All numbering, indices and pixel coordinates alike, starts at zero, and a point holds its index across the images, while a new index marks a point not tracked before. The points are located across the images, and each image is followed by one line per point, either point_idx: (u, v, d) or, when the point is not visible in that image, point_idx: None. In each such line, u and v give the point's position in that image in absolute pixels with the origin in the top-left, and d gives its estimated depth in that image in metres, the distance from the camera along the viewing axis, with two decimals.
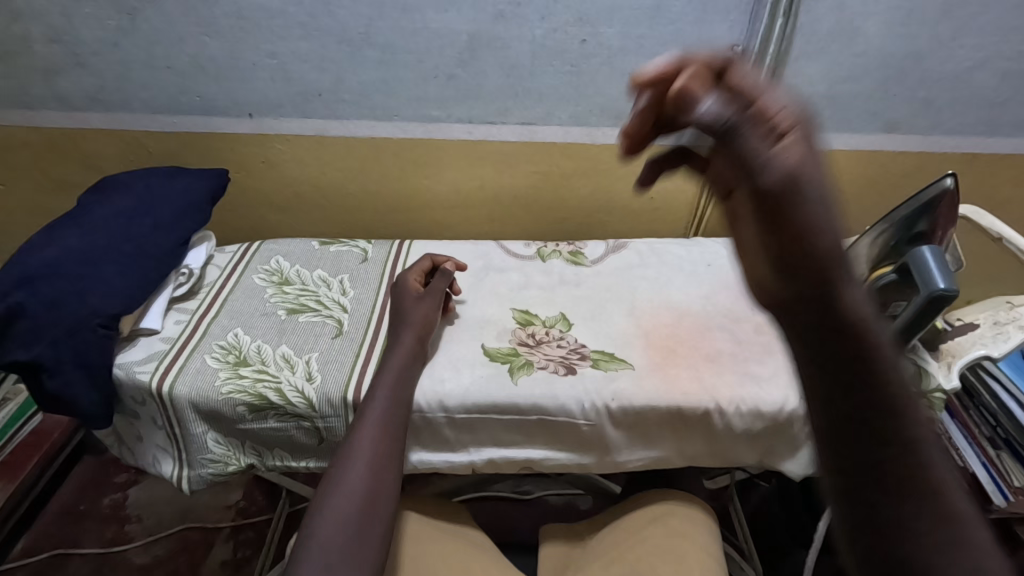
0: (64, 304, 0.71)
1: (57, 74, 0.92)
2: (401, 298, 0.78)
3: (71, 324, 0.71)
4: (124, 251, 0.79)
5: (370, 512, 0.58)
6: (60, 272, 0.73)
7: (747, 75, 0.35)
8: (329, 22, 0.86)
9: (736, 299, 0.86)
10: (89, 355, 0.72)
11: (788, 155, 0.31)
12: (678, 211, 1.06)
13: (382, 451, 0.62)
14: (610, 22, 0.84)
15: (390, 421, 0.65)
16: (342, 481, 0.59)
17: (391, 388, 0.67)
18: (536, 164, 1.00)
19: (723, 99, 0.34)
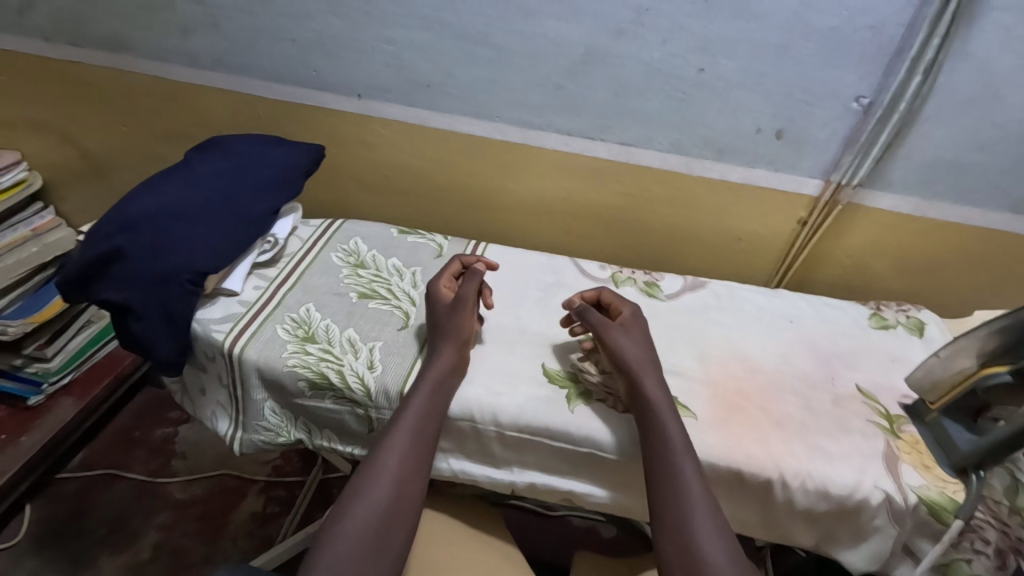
0: (160, 255, 0.75)
1: (190, 33, 0.98)
2: (447, 308, 0.76)
3: (164, 274, 0.74)
4: (221, 212, 0.82)
5: (389, 525, 0.59)
6: (161, 224, 0.77)
7: (623, 348, 0.70)
8: (450, 18, 0.86)
9: (815, 364, 0.80)
10: (175, 306, 0.75)
11: (649, 388, 0.66)
12: (765, 258, 1.00)
13: (405, 471, 0.62)
14: (733, 56, 0.80)
15: (422, 434, 0.65)
16: (364, 491, 0.60)
17: (425, 401, 0.67)
18: (624, 186, 0.97)
19: (614, 356, 0.70)
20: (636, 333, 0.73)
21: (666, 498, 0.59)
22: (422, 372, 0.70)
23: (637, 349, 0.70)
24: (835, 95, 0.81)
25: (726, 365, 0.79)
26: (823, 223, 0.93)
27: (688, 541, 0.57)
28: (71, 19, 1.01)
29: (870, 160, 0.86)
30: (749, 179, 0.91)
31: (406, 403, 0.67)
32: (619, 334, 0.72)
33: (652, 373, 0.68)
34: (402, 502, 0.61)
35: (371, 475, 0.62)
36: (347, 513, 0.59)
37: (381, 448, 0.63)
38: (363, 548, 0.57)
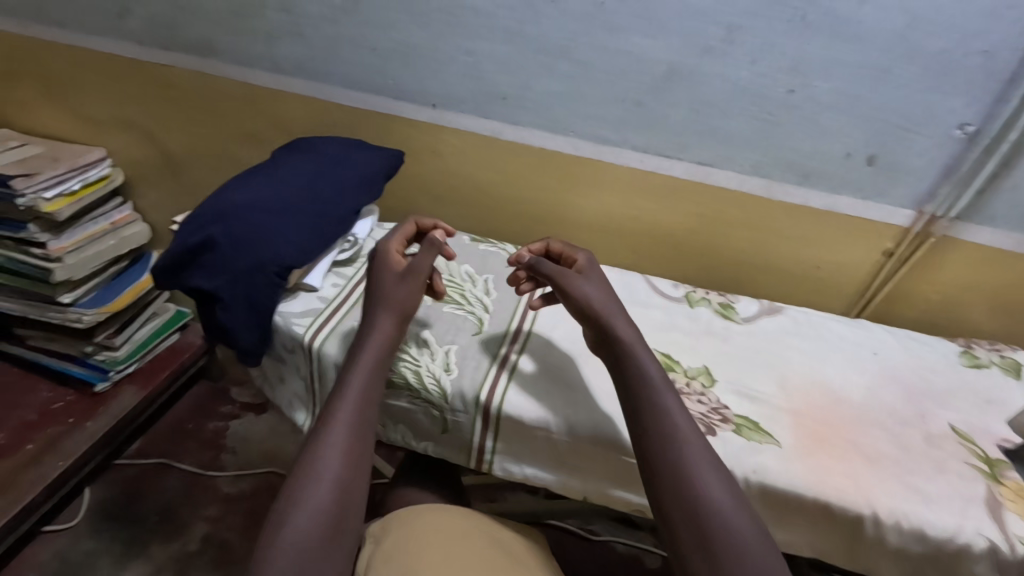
0: (250, 246, 0.77)
1: (277, 40, 1.01)
2: (396, 277, 0.71)
3: (253, 265, 0.77)
4: (308, 208, 0.84)
5: (342, 514, 0.56)
6: (254, 215, 0.79)
7: (587, 291, 0.68)
8: (532, 31, 0.87)
9: (903, 400, 0.76)
10: (261, 297, 0.77)
11: (627, 335, 0.64)
12: (843, 288, 0.96)
13: (352, 456, 0.59)
14: (827, 77, 0.78)
15: (362, 416, 0.62)
16: (312, 482, 0.56)
17: (363, 380, 0.64)
18: (698, 207, 0.95)
19: (580, 301, 0.67)
20: (595, 280, 0.70)
21: (674, 485, 0.56)
22: (355, 349, 0.67)
23: (598, 293, 0.68)
24: (935, 121, 0.78)
25: (808, 393, 0.76)
26: (914, 255, 0.90)
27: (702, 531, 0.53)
28: (166, 24, 1.06)
29: (973, 192, 0.83)
30: (833, 206, 0.89)
31: (341, 385, 0.63)
32: (582, 283, 0.68)
33: (622, 319, 0.66)
34: (354, 488, 0.58)
35: (314, 462, 0.57)
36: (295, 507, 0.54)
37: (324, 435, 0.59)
38: (316, 540, 0.53)
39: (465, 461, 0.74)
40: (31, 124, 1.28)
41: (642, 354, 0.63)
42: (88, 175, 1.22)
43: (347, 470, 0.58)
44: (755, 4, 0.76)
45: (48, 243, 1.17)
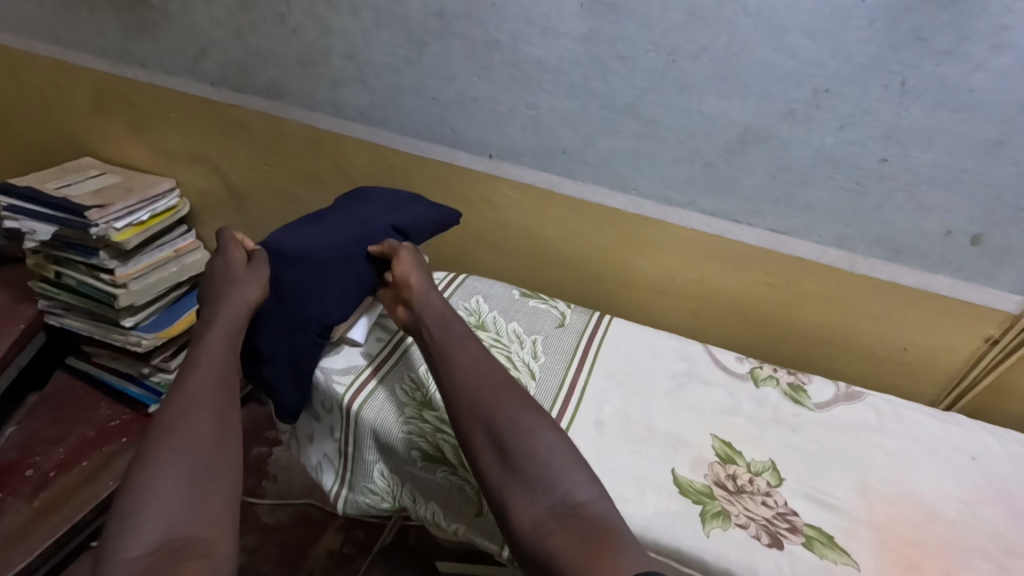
0: (292, 302, 0.74)
1: (341, 87, 1.02)
2: (242, 269, 0.75)
3: (295, 323, 0.74)
4: (347, 253, 0.78)
5: (216, 451, 0.57)
6: (294, 268, 0.75)
7: (412, 268, 0.76)
8: (599, 87, 0.83)
9: (1009, 521, 0.67)
10: (300, 355, 0.75)
11: (437, 302, 0.73)
12: (935, 375, 0.86)
13: (219, 405, 0.61)
14: (928, 148, 0.70)
15: (226, 371, 0.65)
16: (177, 430, 0.57)
17: (220, 344, 0.67)
18: (770, 274, 0.88)
19: (404, 276, 0.76)
20: (408, 254, 0.78)
21: (499, 428, 0.59)
22: (215, 311, 0.71)
23: (411, 262, 0.77)
24: None
25: (895, 505, 0.67)
26: (1021, 346, 0.79)
27: (534, 465, 0.56)
28: (237, 67, 1.08)
29: None
30: (927, 285, 0.80)
31: (201, 340, 0.67)
32: (404, 258, 0.77)
33: (434, 293, 0.74)
34: (229, 416, 0.61)
35: (177, 415, 0.58)
36: (169, 437, 0.56)
37: (181, 390, 0.61)
38: (191, 480, 0.54)
39: (496, 547, 0.69)
40: (111, 154, 1.34)
41: (445, 311, 0.72)
42: (157, 206, 1.27)
43: (220, 402, 0.61)
44: (849, 67, 0.69)
45: (116, 269, 1.22)
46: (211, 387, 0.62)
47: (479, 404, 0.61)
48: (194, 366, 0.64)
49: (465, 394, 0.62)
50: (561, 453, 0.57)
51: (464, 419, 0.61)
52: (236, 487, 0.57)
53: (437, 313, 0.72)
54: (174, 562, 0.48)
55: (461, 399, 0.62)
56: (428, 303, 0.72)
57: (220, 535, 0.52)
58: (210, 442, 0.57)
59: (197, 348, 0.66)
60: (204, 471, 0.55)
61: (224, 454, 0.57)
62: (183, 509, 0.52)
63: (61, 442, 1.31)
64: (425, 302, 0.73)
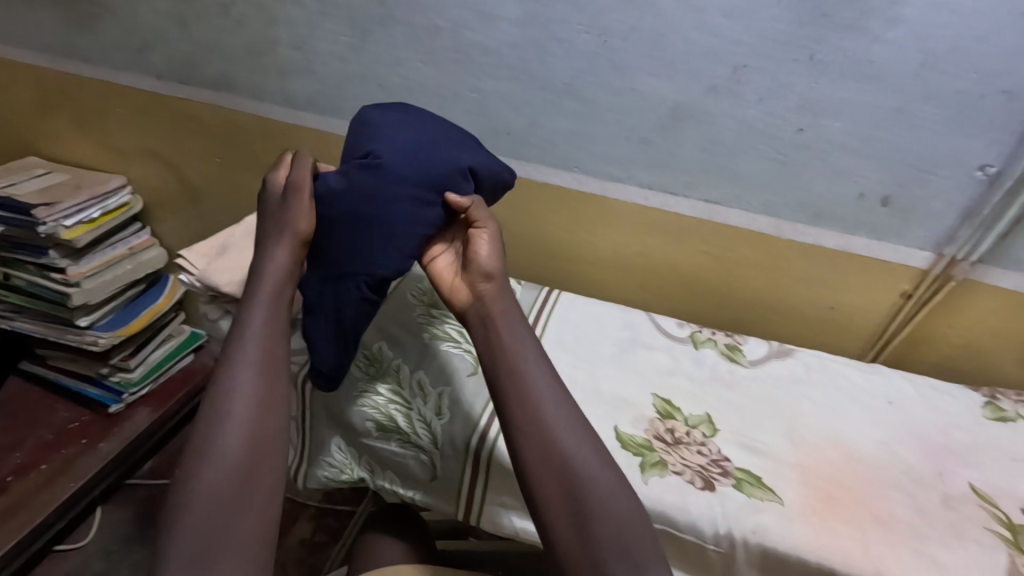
0: (342, 248, 0.68)
1: (288, 76, 1.03)
2: (285, 206, 0.68)
3: (344, 270, 0.68)
4: (408, 198, 0.67)
5: (249, 481, 0.57)
6: (349, 208, 0.67)
7: (497, 270, 0.66)
8: (537, 68, 0.86)
9: (922, 456, 0.72)
10: (345, 305, 0.69)
11: (519, 323, 0.65)
12: (861, 331, 0.93)
13: (258, 426, 0.59)
14: (839, 116, 0.76)
15: (269, 378, 0.62)
16: (215, 452, 0.57)
17: (262, 339, 0.63)
18: (708, 244, 0.93)
19: (488, 278, 0.66)
20: (495, 240, 0.68)
21: (567, 487, 0.56)
22: (254, 290, 0.66)
23: (495, 252, 0.67)
24: (956, 163, 0.75)
25: (820, 449, 0.72)
26: (932, 299, 0.86)
27: (597, 527, 0.55)
28: (184, 59, 1.08)
29: (994, 235, 0.78)
30: (848, 247, 0.86)
31: (242, 332, 0.63)
32: (485, 244, 0.67)
33: (515, 315, 0.65)
34: (268, 438, 0.59)
35: (215, 434, 0.58)
36: (200, 466, 0.56)
37: (222, 399, 0.59)
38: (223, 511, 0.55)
39: (451, 510, 0.72)
40: (60, 153, 1.32)
41: (517, 321, 0.65)
42: (108, 203, 1.26)
43: (250, 422, 0.59)
44: (764, 43, 0.74)
45: (67, 268, 1.21)
46: (247, 393, 0.60)
47: (551, 457, 0.57)
48: (229, 371, 0.61)
49: (536, 441, 0.58)
50: (624, 514, 0.56)
51: (534, 472, 0.57)
52: (266, 506, 0.57)
53: (517, 337, 0.64)
54: None
55: (532, 447, 0.58)
56: (510, 322, 0.64)
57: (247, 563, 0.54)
58: (247, 471, 0.57)
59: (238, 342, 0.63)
60: (235, 494, 0.56)
61: (252, 482, 0.57)
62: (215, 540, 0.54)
63: (18, 448, 1.28)
64: (506, 318, 0.64)
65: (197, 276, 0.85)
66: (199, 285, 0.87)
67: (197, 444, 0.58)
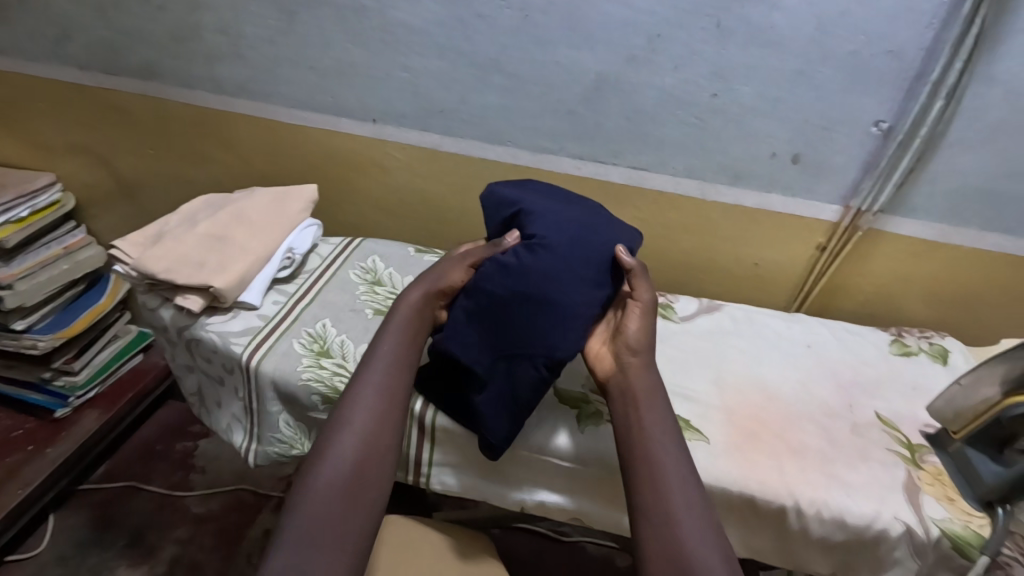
0: (521, 328, 0.63)
1: (217, 62, 1.01)
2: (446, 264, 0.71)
3: (518, 349, 0.63)
4: (585, 277, 0.65)
5: (356, 492, 0.56)
6: (523, 285, 0.64)
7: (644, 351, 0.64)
8: (464, 45, 0.88)
9: (834, 392, 0.79)
10: (519, 384, 0.64)
11: (664, 404, 0.61)
12: (783, 285, 0.99)
13: (374, 437, 0.59)
14: (747, 81, 0.81)
15: (392, 395, 0.62)
16: (331, 453, 0.58)
17: (388, 357, 0.64)
18: (638, 210, 0.97)
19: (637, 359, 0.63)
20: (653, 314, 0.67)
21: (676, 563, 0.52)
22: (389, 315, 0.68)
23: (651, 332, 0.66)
24: (853, 120, 0.81)
25: (743, 391, 0.78)
26: (843, 249, 0.92)
27: None
28: (107, 48, 1.05)
29: (892, 185, 0.85)
30: (765, 204, 0.91)
31: (375, 348, 0.65)
32: (638, 317, 0.66)
33: (658, 396, 0.61)
34: (381, 452, 0.59)
35: (334, 436, 0.59)
36: (316, 464, 0.57)
37: (347, 405, 0.61)
38: (328, 515, 0.54)
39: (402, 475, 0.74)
40: None
41: (660, 402, 0.61)
42: (36, 202, 1.22)
43: (368, 434, 0.59)
44: (673, 12, 0.78)
45: None
46: (370, 403, 0.61)
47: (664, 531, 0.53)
48: (358, 378, 0.63)
49: (652, 513, 0.54)
50: None
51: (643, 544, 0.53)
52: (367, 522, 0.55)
53: (659, 416, 0.60)
54: None
55: (646, 518, 0.54)
56: (657, 403, 0.61)
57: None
58: (356, 481, 0.57)
59: (370, 356, 0.65)
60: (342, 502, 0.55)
61: (360, 491, 0.56)
62: (315, 543, 0.52)
63: None
64: (657, 402, 0.61)
65: (132, 266, 0.85)
66: (135, 275, 0.86)
67: (318, 443, 0.59)
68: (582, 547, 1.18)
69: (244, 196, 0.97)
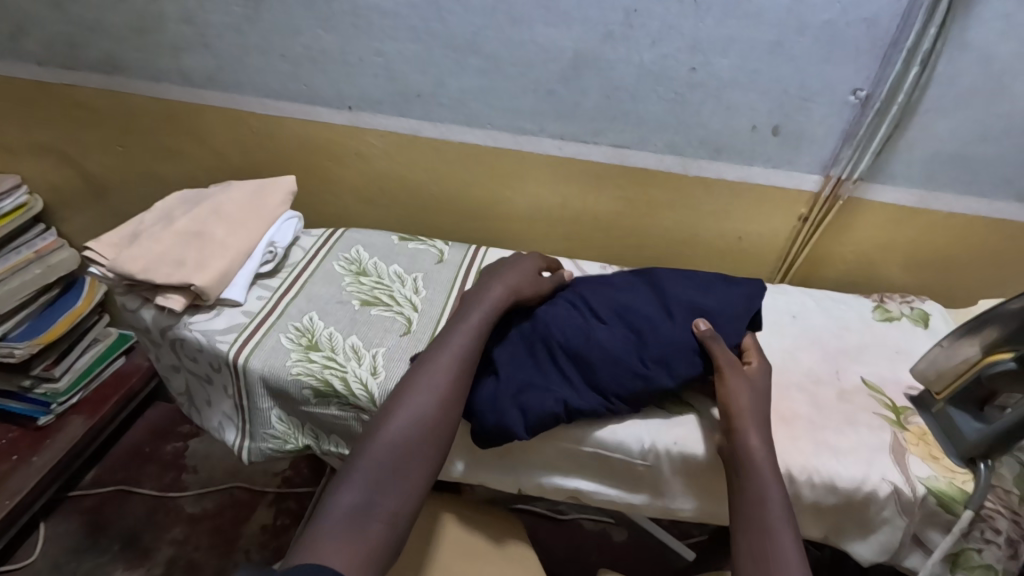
0: (549, 375, 0.69)
1: (183, 52, 0.98)
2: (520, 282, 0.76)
3: (541, 383, 0.68)
4: (638, 361, 0.68)
5: (421, 445, 0.61)
6: (579, 340, 0.70)
7: (749, 422, 0.63)
8: (438, 26, 0.86)
9: (820, 360, 0.80)
10: (533, 406, 0.65)
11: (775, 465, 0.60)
12: (766, 257, 1.00)
13: (445, 399, 0.64)
14: (725, 54, 0.80)
15: (465, 367, 0.67)
16: (404, 408, 0.63)
17: (467, 334, 0.69)
18: (621, 188, 0.97)
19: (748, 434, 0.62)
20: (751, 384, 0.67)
21: None
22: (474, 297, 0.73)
23: (750, 401, 0.65)
24: (831, 90, 0.81)
25: None
26: (824, 220, 0.94)
27: None
28: (66, 42, 1.02)
29: (870, 153, 0.86)
30: (747, 177, 0.92)
31: (455, 323, 0.70)
32: (733, 382, 0.65)
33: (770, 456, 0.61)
34: (448, 415, 0.64)
35: (409, 394, 0.64)
36: (390, 415, 0.62)
37: (424, 367, 0.66)
38: (394, 460, 0.59)
39: None
40: None
41: (774, 467, 0.60)
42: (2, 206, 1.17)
43: (437, 402, 0.64)
44: None
45: None
46: (445, 370, 0.66)
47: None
48: (437, 345, 0.68)
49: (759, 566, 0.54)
50: None
51: None
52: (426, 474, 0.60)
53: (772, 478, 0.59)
54: (361, 530, 0.54)
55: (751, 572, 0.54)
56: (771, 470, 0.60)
57: (398, 516, 0.57)
58: (424, 436, 0.61)
59: (450, 329, 0.70)
60: (409, 452, 0.60)
61: (424, 449, 0.61)
62: (379, 483, 0.58)
63: None
64: (770, 471, 0.60)
65: (107, 267, 0.83)
66: (112, 276, 0.84)
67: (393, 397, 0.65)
68: (580, 524, 1.20)
69: (220, 190, 0.95)
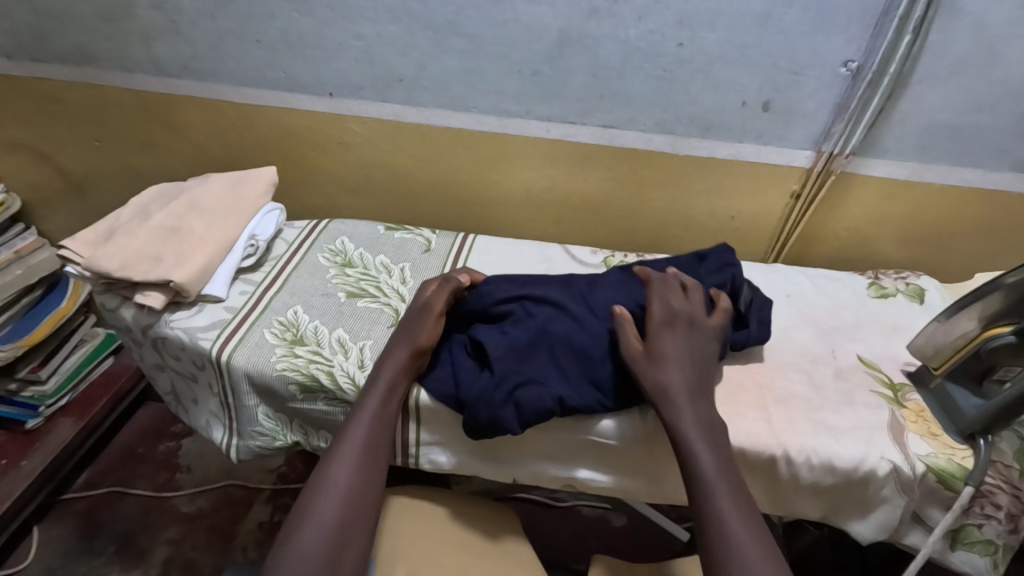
0: (552, 367, 0.67)
1: (155, 40, 0.95)
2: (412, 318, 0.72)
3: (538, 376, 0.65)
4: None
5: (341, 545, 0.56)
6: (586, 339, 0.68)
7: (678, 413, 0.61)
8: (416, 6, 0.83)
9: (817, 339, 0.79)
10: (526, 401, 0.64)
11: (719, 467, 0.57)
12: (759, 236, 0.99)
13: (358, 484, 0.60)
14: (713, 28, 0.78)
15: (375, 443, 0.63)
16: (316, 504, 0.58)
17: (375, 405, 0.65)
18: (611, 169, 0.95)
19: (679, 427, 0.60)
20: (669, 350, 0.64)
21: None
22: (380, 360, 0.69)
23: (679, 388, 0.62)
24: (821, 62, 0.79)
25: None
26: (817, 196, 0.92)
27: None
28: (34, 34, 0.98)
29: (863, 126, 0.84)
30: (739, 154, 0.90)
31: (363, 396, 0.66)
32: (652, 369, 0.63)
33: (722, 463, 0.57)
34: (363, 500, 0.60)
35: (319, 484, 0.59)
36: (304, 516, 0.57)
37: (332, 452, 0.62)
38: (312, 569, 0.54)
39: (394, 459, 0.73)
40: None
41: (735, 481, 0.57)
42: None
43: (350, 492, 0.59)
44: None
45: None
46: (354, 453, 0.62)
47: None
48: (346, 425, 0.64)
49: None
50: None
51: None
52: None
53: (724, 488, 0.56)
54: None
55: None
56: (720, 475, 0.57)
57: None
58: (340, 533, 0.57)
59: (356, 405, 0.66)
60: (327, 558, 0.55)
61: (346, 548, 0.57)
62: None
63: None
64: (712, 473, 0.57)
65: (84, 266, 0.80)
66: (89, 274, 0.81)
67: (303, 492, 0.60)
68: (579, 511, 1.19)
69: (199, 183, 0.92)
